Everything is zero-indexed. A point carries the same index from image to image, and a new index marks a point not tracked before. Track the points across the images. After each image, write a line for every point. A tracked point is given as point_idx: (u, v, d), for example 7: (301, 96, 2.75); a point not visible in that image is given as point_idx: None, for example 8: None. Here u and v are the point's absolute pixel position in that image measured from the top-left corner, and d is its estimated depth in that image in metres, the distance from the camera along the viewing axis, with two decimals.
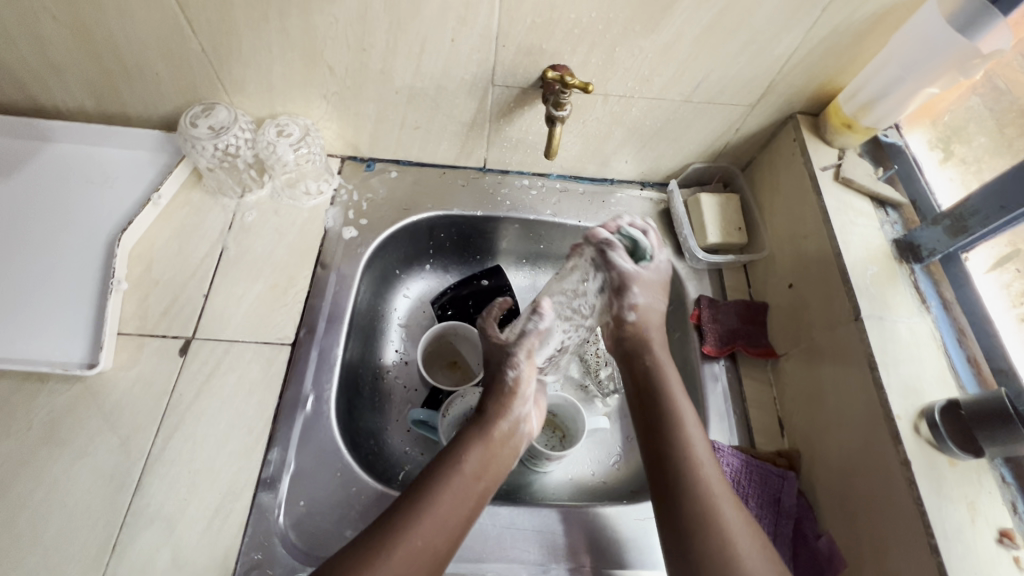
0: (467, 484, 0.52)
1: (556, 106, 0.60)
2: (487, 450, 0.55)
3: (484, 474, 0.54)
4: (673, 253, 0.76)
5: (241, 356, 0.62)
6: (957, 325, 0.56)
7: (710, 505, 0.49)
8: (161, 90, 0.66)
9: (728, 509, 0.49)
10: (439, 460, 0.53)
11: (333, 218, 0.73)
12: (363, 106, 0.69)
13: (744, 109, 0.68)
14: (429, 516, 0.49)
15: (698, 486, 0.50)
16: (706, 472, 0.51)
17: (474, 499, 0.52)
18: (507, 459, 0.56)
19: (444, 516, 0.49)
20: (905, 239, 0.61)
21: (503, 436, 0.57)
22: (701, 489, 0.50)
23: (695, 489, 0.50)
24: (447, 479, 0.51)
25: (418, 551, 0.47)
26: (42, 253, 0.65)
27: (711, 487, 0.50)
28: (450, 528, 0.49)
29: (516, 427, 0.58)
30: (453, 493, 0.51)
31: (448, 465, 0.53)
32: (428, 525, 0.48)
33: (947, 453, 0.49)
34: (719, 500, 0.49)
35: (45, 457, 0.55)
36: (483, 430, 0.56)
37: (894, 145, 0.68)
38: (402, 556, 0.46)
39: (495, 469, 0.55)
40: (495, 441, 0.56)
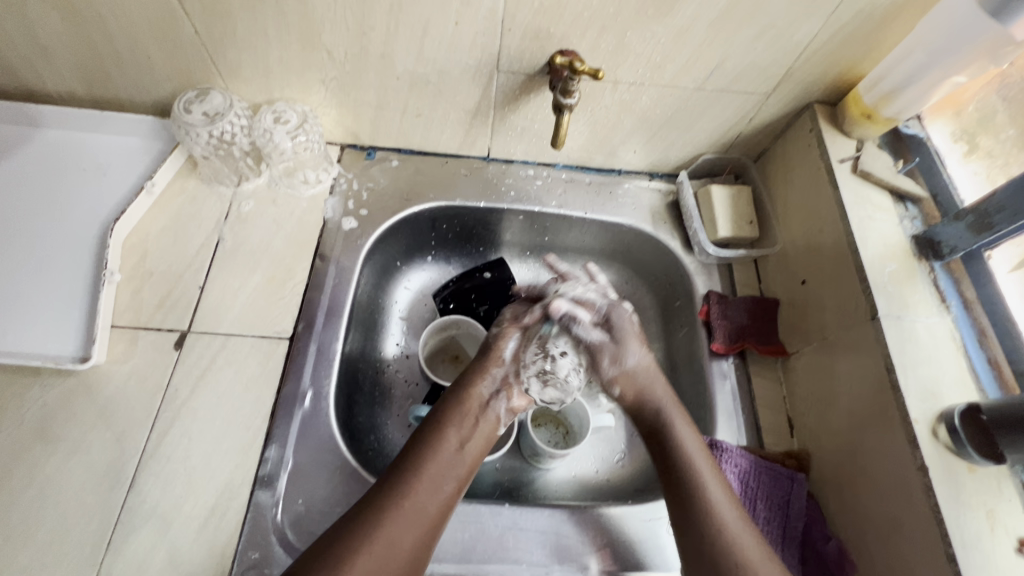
0: (444, 471, 0.52)
1: (564, 94, 0.58)
2: (461, 434, 0.56)
3: (461, 459, 0.54)
4: (681, 247, 0.74)
5: (238, 350, 0.61)
6: (978, 325, 0.54)
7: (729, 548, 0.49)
8: (154, 74, 0.63)
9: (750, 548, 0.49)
10: (415, 447, 0.54)
11: (332, 208, 0.71)
12: (363, 91, 0.66)
13: (759, 97, 0.66)
14: (407, 504, 0.49)
15: (717, 534, 0.49)
16: (723, 515, 0.50)
17: (451, 485, 0.52)
18: (482, 445, 0.57)
19: (420, 502, 0.50)
20: (925, 236, 0.59)
21: (477, 422, 0.58)
22: (713, 530, 0.50)
23: (711, 536, 0.50)
24: (423, 464, 0.52)
25: (395, 540, 0.47)
26: (34, 243, 0.63)
27: (724, 525, 0.50)
28: (426, 512, 0.49)
29: (490, 414, 0.59)
30: (429, 480, 0.51)
31: (425, 452, 0.53)
32: (405, 511, 0.48)
33: (966, 458, 0.47)
34: (738, 540, 0.49)
35: (37, 453, 0.54)
36: (458, 414, 0.57)
37: (915, 137, 0.66)
38: (377, 543, 0.46)
39: (470, 455, 0.55)
40: (471, 425, 0.57)
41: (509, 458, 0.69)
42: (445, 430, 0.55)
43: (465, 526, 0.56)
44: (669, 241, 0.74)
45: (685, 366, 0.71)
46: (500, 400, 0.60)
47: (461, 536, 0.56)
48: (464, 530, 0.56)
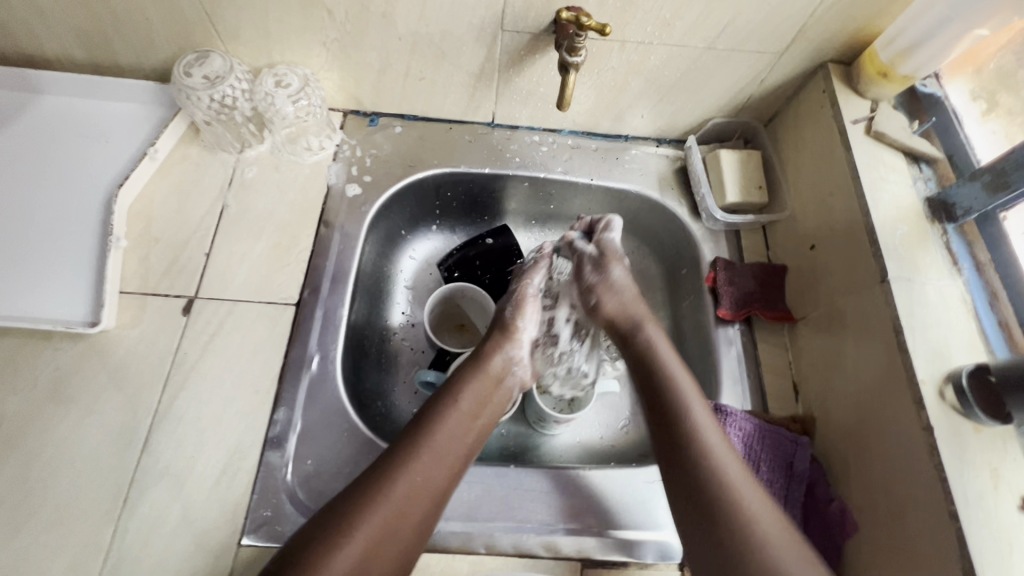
0: (451, 445, 0.52)
1: (570, 52, 0.56)
2: (474, 405, 0.56)
3: (470, 429, 0.54)
4: (688, 213, 0.73)
5: (245, 316, 0.61)
6: (990, 288, 0.54)
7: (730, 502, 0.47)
8: (153, 37, 0.62)
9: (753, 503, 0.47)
10: (423, 419, 0.54)
11: (336, 174, 0.71)
12: (365, 54, 0.65)
13: (771, 57, 0.64)
14: (414, 476, 0.49)
15: (721, 487, 0.48)
16: (724, 462, 0.49)
17: (458, 459, 0.52)
18: (489, 420, 0.57)
19: (428, 476, 0.50)
20: (938, 197, 0.58)
21: (489, 395, 0.57)
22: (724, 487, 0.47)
23: (721, 489, 0.47)
24: (434, 436, 0.52)
25: (404, 512, 0.47)
26: (40, 209, 0.64)
27: (729, 480, 0.48)
28: (432, 486, 0.50)
29: (504, 387, 0.59)
30: (437, 452, 0.51)
31: (434, 424, 0.53)
32: (412, 483, 0.49)
33: (972, 418, 0.47)
34: (741, 494, 0.47)
35: (52, 414, 0.55)
36: (471, 383, 0.57)
37: (932, 96, 0.64)
38: (385, 513, 0.46)
39: (478, 429, 0.55)
40: (482, 398, 0.57)
41: (514, 423, 0.70)
42: (456, 403, 0.55)
43: (470, 487, 0.57)
44: (676, 208, 0.73)
45: (692, 333, 0.71)
46: (513, 373, 0.60)
47: (466, 497, 0.57)
48: (469, 490, 0.57)
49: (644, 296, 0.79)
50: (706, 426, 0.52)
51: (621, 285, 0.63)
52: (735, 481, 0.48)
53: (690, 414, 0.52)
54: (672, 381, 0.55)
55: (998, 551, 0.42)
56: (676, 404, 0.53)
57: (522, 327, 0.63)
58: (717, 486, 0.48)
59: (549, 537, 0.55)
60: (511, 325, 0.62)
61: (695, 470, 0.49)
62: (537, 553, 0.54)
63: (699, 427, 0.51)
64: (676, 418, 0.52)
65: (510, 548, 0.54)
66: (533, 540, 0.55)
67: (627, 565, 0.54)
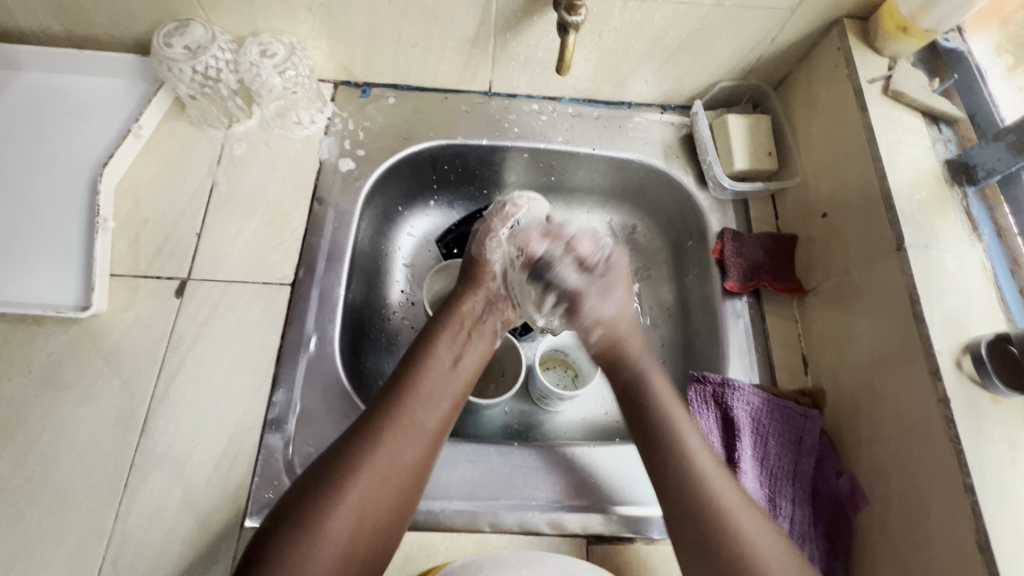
0: (439, 389, 0.52)
1: (569, 11, 0.53)
2: (453, 351, 0.56)
3: (456, 373, 0.54)
4: (695, 182, 0.71)
5: (239, 297, 0.60)
6: (1011, 254, 0.51)
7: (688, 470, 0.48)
8: (130, 6, 0.59)
9: (706, 463, 0.48)
10: (409, 367, 0.53)
11: (328, 148, 0.68)
12: (353, 19, 0.61)
13: (784, 13, 0.60)
14: (405, 425, 0.48)
15: (677, 456, 0.49)
16: (683, 434, 0.50)
17: (449, 401, 0.52)
18: (475, 363, 0.57)
19: (418, 421, 0.49)
20: (959, 159, 0.55)
21: (467, 336, 0.58)
22: (678, 459, 0.49)
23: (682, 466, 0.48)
24: (417, 382, 0.52)
25: (396, 458, 0.47)
26: (23, 190, 0.62)
27: (685, 444, 0.50)
28: (425, 430, 0.49)
29: (484, 328, 0.59)
30: (425, 399, 0.51)
31: (419, 372, 0.52)
32: (402, 430, 0.48)
33: (990, 389, 0.45)
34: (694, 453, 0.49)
35: (48, 400, 0.54)
36: (448, 328, 0.57)
37: (956, 52, 0.60)
38: (378, 463, 0.46)
39: (464, 372, 0.55)
40: (459, 347, 0.56)
41: (518, 401, 0.69)
42: (435, 349, 0.55)
43: (473, 466, 0.57)
44: (681, 177, 0.71)
45: (698, 308, 0.69)
46: (490, 316, 0.61)
47: (469, 475, 0.56)
48: (472, 469, 0.56)
49: (648, 269, 0.76)
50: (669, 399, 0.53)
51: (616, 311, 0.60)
52: (686, 435, 0.50)
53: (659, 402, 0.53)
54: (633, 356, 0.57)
55: (1014, 523, 0.41)
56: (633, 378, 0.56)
57: (491, 261, 0.63)
58: (668, 444, 0.50)
59: (554, 514, 0.54)
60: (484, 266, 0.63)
61: (661, 452, 0.50)
62: (542, 531, 0.54)
63: (655, 393, 0.54)
64: (645, 404, 0.53)
65: (516, 526, 0.54)
66: (538, 518, 0.54)
67: (633, 540, 0.54)
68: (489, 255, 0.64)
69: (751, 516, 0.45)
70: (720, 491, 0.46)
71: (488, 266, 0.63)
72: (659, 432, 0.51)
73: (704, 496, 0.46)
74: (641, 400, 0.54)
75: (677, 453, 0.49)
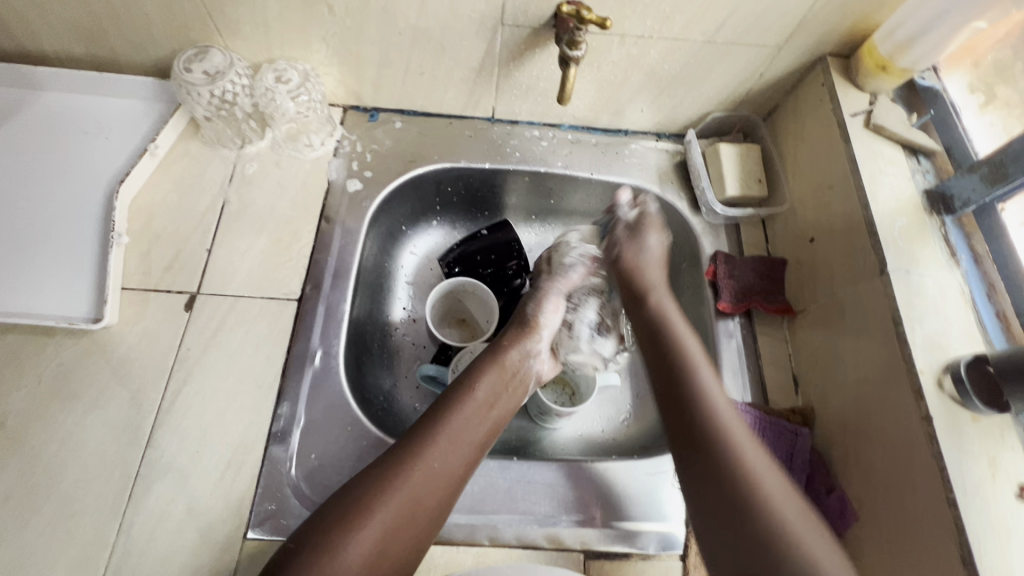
0: (466, 431, 0.52)
1: (570, 46, 0.57)
2: (489, 396, 0.55)
3: (485, 420, 0.54)
4: (688, 207, 0.74)
5: (247, 311, 0.61)
6: (987, 279, 0.54)
7: (724, 439, 0.48)
8: (152, 33, 0.62)
9: (769, 479, 0.45)
10: (441, 406, 0.53)
11: (336, 169, 0.71)
12: (365, 49, 0.65)
13: (772, 50, 0.64)
14: (430, 468, 0.49)
15: (712, 422, 0.49)
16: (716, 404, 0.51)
17: (475, 446, 0.52)
18: (508, 409, 0.57)
19: (444, 462, 0.50)
20: (936, 190, 0.58)
21: (507, 385, 0.57)
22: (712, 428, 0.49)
23: (711, 426, 0.49)
24: (449, 423, 0.52)
25: (419, 499, 0.47)
26: (40, 205, 0.64)
27: (720, 415, 0.49)
28: (448, 476, 0.49)
29: (519, 380, 0.59)
30: (454, 439, 0.51)
31: (451, 413, 0.53)
32: (429, 470, 0.49)
33: (970, 407, 0.47)
34: (747, 459, 0.46)
35: (57, 410, 0.55)
36: (488, 373, 0.57)
37: (931, 89, 0.64)
38: (401, 499, 0.46)
39: (495, 418, 0.55)
40: (497, 390, 0.56)
41: (516, 418, 0.71)
42: (472, 391, 0.55)
43: (474, 480, 0.58)
44: (676, 202, 0.74)
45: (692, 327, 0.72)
46: (529, 366, 0.60)
47: (469, 489, 0.57)
48: (473, 483, 0.57)
49: None
50: (716, 394, 0.51)
51: (651, 251, 0.64)
52: (729, 423, 0.49)
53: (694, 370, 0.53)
54: (685, 347, 0.56)
55: (994, 538, 0.43)
56: (695, 396, 0.51)
57: (542, 321, 0.63)
58: (694, 401, 0.51)
59: (553, 528, 0.55)
60: (530, 318, 0.62)
61: (691, 405, 0.51)
62: (540, 545, 0.55)
63: (706, 393, 0.51)
64: (681, 377, 0.53)
65: (514, 540, 0.55)
66: (537, 532, 0.55)
67: (630, 555, 0.55)
68: (542, 315, 0.63)
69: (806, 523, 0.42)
70: (779, 505, 0.43)
71: (537, 323, 0.62)
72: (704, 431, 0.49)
73: (739, 473, 0.45)
74: (680, 380, 0.53)
75: (707, 417, 0.49)
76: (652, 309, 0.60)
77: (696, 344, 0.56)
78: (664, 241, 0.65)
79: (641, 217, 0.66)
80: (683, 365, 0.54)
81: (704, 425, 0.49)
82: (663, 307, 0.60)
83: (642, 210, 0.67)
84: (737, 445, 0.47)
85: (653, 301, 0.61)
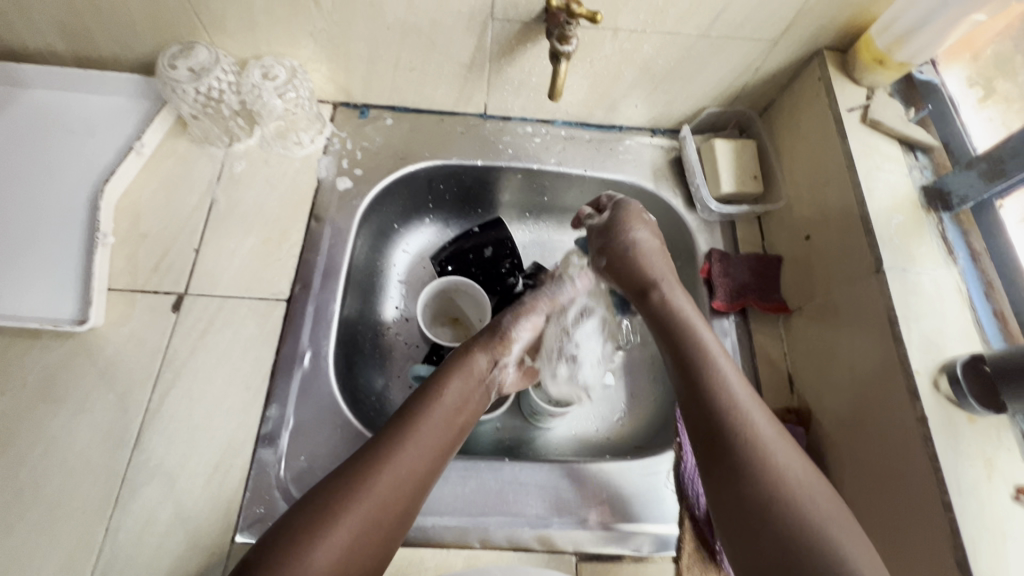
0: (434, 433, 0.52)
1: (561, 40, 0.55)
2: (457, 401, 0.55)
3: (452, 422, 0.54)
4: (683, 204, 0.73)
5: (236, 312, 0.61)
6: (984, 277, 0.53)
7: (740, 425, 0.47)
8: (136, 29, 0.61)
9: (784, 459, 0.45)
10: (408, 411, 0.53)
11: (326, 167, 0.70)
12: (353, 44, 0.63)
13: (767, 44, 0.63)
14: (398, 468, 0.48)
15: (729, 413, 0.48)
16: (731, 386, 0.50)
17: (442, 448, 0.52)
18: (473, 413, 0.56)
19: (411, 462, 0.49)
20: (934, 186, 0.57)
21: (472, 390, 0.57)
22: (729, 410, 0.48)
23: (730, 410, 0.48)
24: (416, 426, 0.51)
25: (388, 501, 0.46)
26: (25, 205, 0.63)
27: (740, 403, 0.48)
28: (416, 476, 0.49)
29: (483, 389, 0.58)
30: (421, 442, 0.50)
31: (417, 416, 0.52)
32: (397, 473, 0.48)
33: (966, 408, 0.46)
34: (769, 450, 0.45)
35: (42, 413, 0.54)
36: (455, 378, 0.56)
37: (930, 83, 0.63)
38: (370, 502, 0.45)
39: (462, 422, 0.55)
40: (468, 392, 0.56)
41: (509, 418, 0.70)
42: (439, 395, 0.54)
43: (465, 482, 0.57)
44: (670, 199, 0.73)
45: None
46: (494, 377, 0.60)
47: (460, 491, 0.56)
48: (464, 485, 0.57)
49: None
50: (731, 374, 0.51)
51: (641, 246, 0.61)
52: (748, 409, 0.48)
53: (703, 342, 0.53)
54: (694, 334, 0.54)
55: (989, 540, 0.42)
56: (699, 358, 0.52)
57: (517, 337, 0.61)
58: (711, 381, 0.50)
59: (545, 530, 0.55)
60: (503, 332, 0.61)
61: (708, 387, 0.50)
62: (532, 546, 0.54)
63: (717, 365, 0.51)
64: (694, 353, 0.53)
65: (506, 542, 0.54)
66: (528, 534, 0.55)
67: (623, 557, 0.54)
68: (517, 332, 0.61)
69: (826, 506, 0.43)
70: (792, 480, 0.44)
71: (507, 339, 0.61)
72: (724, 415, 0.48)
73: (760, 461, 0.45)
74: (699, 367, 0.51)
75: (725, 404, 0.48)
76: (653, 305, 0.58)
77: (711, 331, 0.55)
78: (651, 228, 0.63)
79: (615, 206, 0.65)
80: (696, 351, 0.53)
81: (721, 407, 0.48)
82: (669, 296, 0.58)
83: (614, 207, 0.65)
84: (744, 413, 0.48)
85: (657, 295, 0.59)
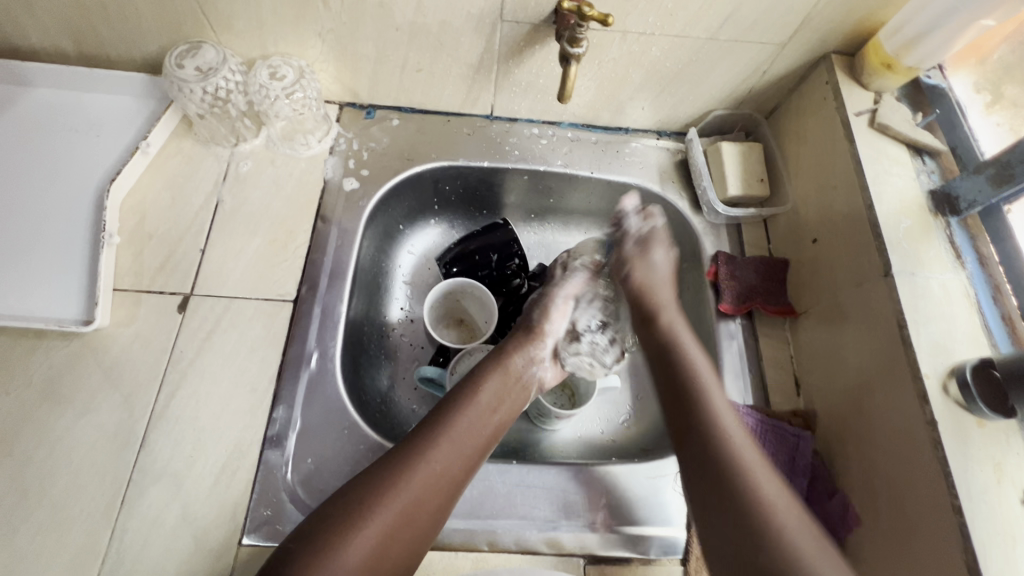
0: (471, 433, 0.52)
1: (571, 43, 0.55)
2: (493, 401, 0.55)
3: (490, 421, 0.54)
4: (689, 206, 0.73)
5: (242, 313, 0.60)
6: (993, 282, 0.53)
7: (712, 425, 0.51)
8: (143, 27, 0.61)
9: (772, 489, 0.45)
10: (445, 407, 0.53)
11: (333, 168, 0.70)
12: (360, 45, 0.63)
13: (775, 47, 0.63)
14: (433, 464, 0.48)
15: (704, 415, 0.51)
16: (708, 389, 0.54)
17: (477, 449, 0.52)
18: (511, 413, 0.56)
19: (447, 465, 0.49)
20: (942, 190, 0.57)
21: (509, 392, 0.57)
22: (701, 405, 0.52)
23: (703, 414, 0.52)
24: (453, 425, 0.51)
25: (422, 500, 0.47)
26: (30, 204, 0.62)
27: (715, 408, 0.52)
28: (449, 474, 0.49)
29: (520, 389, 0.58)
30: (457, 441, 0.51)
31: (454, 414, 0.52)
32: (431, 472, 0.48)
33: (976, 413, 0.47)
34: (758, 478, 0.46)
35: (47, 414, 0.54)
36: (493, 379, 0.57)
37: (936, 87, 0.63)
38: (404, 500, 0.46)
39: (499, 421, 0.55)
40: (503, 392, 0.56)
41: (516, 419, 0.70)
42: (477, 394, 0.55)
43: (472, 484, 0.57)
44: (677, 202, 0.73)
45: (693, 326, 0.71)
46: (533, 373, 0.61)
47: (468, 494, 0.56)
48: (471, 488, 0.57)
49: None
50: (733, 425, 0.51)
51: (658, 268, 0.65)
52: (719, 408, 0.52)
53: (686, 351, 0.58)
54: (689, 358, 0.57)
55: (1000, 546, 0.42)
56: (688, 378, 0.55)
57: (548, 328, 0.64)
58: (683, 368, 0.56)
59: (552, 533, 0.55)
60: (536, 328, 0.63)
61: (687, 399, 0.53)
62: (540, 550, 0.54)
63: (701, 383, 0.54)
64: (674, 360, 0.57)
65: (513, 545, 0.54)
66: (536, 537, 0.55)
67: (630, 560, 0.54)
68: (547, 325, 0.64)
69: (803, 530, 0.43)
70: (749, 464, 0.47)
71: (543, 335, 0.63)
72: (710, 441, 0.49)
73: (725, 448, 0.48)
74: (676, 365, 0.57)
75: (699, 401, 0.53)
76: (659, 330, 0.61)
77: (706, 364, 0.57)
78: (671, 255, 0.67)
79: (642, 230, 0.67)
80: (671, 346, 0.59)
81: (708, 429, 0.50)
82: (673, 327, 0.61)
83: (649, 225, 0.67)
84: (731, 439, 0.49)
85: (663, 319, 0.62)
